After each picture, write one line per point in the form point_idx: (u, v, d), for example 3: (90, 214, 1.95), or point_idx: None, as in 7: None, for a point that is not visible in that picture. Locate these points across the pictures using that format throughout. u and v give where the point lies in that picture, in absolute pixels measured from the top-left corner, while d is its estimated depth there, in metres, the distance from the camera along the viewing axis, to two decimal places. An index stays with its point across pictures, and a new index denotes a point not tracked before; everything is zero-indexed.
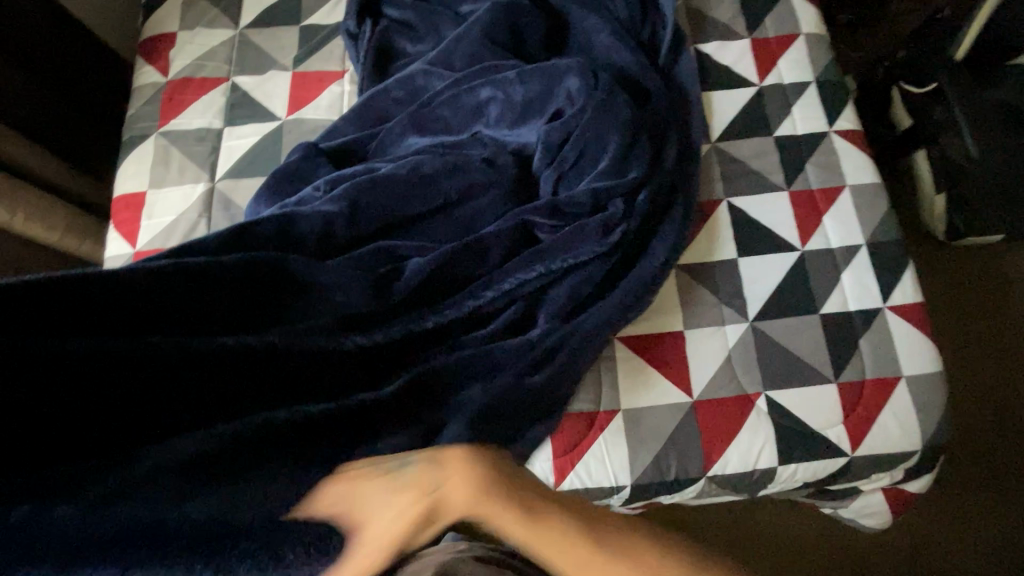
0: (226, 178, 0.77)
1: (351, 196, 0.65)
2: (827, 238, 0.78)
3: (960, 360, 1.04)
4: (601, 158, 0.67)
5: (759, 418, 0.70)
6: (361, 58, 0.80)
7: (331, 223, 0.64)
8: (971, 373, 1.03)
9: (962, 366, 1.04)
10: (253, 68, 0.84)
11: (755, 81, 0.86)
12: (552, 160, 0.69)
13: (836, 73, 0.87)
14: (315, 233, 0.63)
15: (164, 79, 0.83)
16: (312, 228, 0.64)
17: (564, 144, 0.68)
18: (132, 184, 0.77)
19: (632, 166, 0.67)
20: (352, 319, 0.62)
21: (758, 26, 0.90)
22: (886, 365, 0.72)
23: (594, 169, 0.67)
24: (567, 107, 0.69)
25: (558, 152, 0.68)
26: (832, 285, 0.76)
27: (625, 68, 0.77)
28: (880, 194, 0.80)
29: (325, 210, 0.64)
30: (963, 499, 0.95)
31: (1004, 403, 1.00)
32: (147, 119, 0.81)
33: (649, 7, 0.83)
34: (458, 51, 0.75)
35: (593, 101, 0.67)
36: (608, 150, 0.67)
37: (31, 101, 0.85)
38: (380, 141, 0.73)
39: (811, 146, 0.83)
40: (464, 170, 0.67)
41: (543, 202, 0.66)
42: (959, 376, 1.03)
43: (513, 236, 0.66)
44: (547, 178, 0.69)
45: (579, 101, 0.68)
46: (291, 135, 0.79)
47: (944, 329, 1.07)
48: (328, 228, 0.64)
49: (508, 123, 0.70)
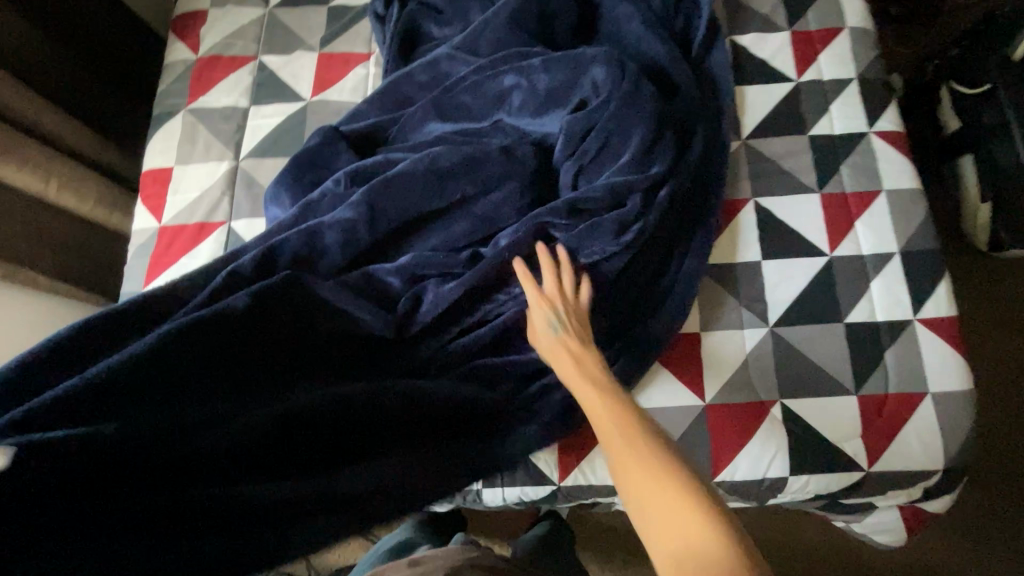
0: (250, 157, 0.78)
1: (369, 199, 0.64)
2: (859, 244, 0.75)
3: (993, 376, 1.00)
4: (623, 151, 0.65)
5: (773, 425, 0.68)
6: (387, 41, 0.79)
7: (354, 228, 0.64)
8: (1006, 390, 0.98)
9: (996, 383, 0.99)
10: (281, 48, 0.84)
11: (793, 77, 0.83)
12: (573, 152, 0.67)
13: (880, 71, 0.83)
14: (339, 244, 0.64)
15: (193, 56, 0.84)
16: (336, 239, 0.64)
17: (587, 135, 0.66)
18: (159, 160, 0.79)
19: (655, 161, 0.65)
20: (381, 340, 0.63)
21: (800, 19, 0.86)
22: (912, 380, 0.69)
23: (615, 163, 0.66)
24: (592, 97, 0.67)
25: (580, 143, 0.66)
26: (860, 293, 0.73)
27: (655, 59, 0.75)
28: (919, 200, 0.76)
29: (345, 217, 0.64)
30: (986, 520, 0.91)
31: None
32: (176, 96, 0.82)
33: None
34: (484, 37, 0.74)
35: (618, 92, 0.65)
36: (631, 144, 0.65)
37: (66, 74, 0.87)
38: (401, 126, 0.72)
39: (847, 147, 0.79)
40: (484, 158, 0.66)
41: (561, 203, 0.64)
42: (992, 393, 0.98)
43: (530, 245, 0.65)
44: (567, 170, 0.67)
45: (604, 92, 0.66)
46: (315, 116, 0.79)
47: (978, 347, 1.02)
48: (350, 234, 0.64)
49: (531, 113, 0.69)
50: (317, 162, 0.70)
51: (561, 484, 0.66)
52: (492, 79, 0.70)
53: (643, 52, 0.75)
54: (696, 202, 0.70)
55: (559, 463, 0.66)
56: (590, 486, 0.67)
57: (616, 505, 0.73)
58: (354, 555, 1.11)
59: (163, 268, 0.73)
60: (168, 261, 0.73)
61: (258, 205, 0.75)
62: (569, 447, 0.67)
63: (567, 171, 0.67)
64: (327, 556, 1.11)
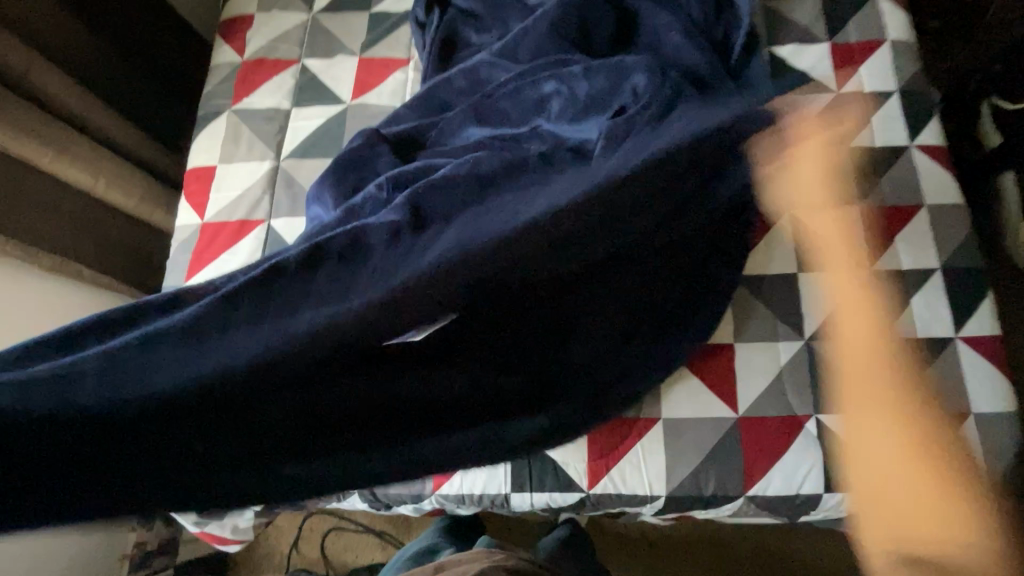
0: (290, 158, 0.79)
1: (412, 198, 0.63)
2: (899, 259, 0.73)
3: None
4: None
5: (807, 441, 0.67)
6: (427, 48, 0.81)
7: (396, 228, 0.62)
8: None
9: None
10: (323, 52, 0.86)
11: (832, 88, 0.82)
12: None
13: (923, 83, 0.82)
14: None
15: (239, 59, 0.87)
16: None
17: None
18: (204, 158, 0.81)
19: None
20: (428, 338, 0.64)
21: (840, 31, 0.85)
22: (952, 399, 0.68)
23: None
24: (632, 104, 0.66)
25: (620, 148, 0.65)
26: (899, 309, 0.71)
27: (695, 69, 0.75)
28: (962, 216, 0.75)
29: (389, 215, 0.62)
30: None
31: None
32: (222, 97, 0.84)
33: (724, 7, 0.80)
34: (524, 45, 0.74)
35: (661, 97, 0.64)
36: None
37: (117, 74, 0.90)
38: (440, 130, 0.74)
39: (888, 160, 0.78)
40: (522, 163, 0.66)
41: None
42: None
43: None
44: None
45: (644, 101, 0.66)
46: (355, 119, 0.81)
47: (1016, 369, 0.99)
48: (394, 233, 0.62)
49: (571, 120, 0.69)
50: (363, 167, 0.71)
51: (590, 492, 0.66)
52: (532, 87, 0.71)
53: (682, 61, 0.75)
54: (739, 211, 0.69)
55: (589, 470, 0.66)
56: (619, 495, 0.66)
57: (643, 515, 0.73)
58: (371, 555, 1.12)
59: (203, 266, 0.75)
60: (208, 257, 0.75)
61: (297, 204, 0.77)
62: (599, 454, 0.67)
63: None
64: (344, 555, 1.12)
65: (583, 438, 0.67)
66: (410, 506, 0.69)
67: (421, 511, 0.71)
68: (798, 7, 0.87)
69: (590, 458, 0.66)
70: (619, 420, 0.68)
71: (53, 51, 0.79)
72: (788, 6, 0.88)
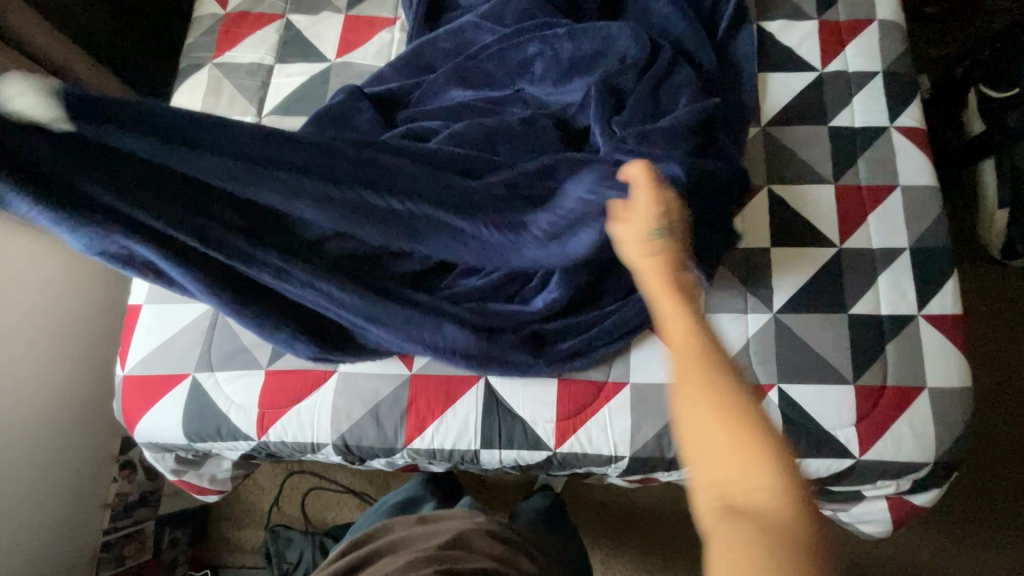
0: (272, 114, 0.79)
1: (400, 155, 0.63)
2: (869, 238, 0.75)
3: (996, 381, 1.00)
4: (662, 121, 0.66)
5: (768, 409, 0.69)
6: (413, 7, 0.80)
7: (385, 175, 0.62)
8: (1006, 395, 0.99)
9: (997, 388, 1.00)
10: (308, 7, 0.84)
11: (818, 67, 0.82)
12: (603, 113, 0.66)
13: (908, 65, 0.82)
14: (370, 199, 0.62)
15: (222, 12, 0.85)
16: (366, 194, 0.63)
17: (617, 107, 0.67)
18: (184, 111, 0.80)
19: (686, 136, 0.66)
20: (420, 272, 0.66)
21: (830, 9, 0.85)
22: (909, 374, 0.70)
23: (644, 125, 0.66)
24: (622, 79, 0.68)
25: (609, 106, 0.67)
26: (866, 286, 0.73)
27: (680, 39, 0.75)
28: (934, 197, 0.76)
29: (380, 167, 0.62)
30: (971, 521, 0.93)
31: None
32: (203, 49, 0.83)
33: None
34: (513, 7, 0.74)
35: (647, 76, 0.68)
36: (673, 113, 0.67)
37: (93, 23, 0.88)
38: (423, 91, 0.73)
39: (866, 140, 0.79)
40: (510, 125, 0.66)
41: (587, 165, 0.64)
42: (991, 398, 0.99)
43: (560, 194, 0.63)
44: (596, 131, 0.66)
45: (637, 74, 0.68)
46: (338, 78, 0.80)
47: (982, 354, 1.02)
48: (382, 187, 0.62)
49: (562, 86, 0.69)
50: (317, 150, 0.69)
51: (557, 451, 0.68)
52: (518, 49, 0.71)
53: (668, 31, 0.75)
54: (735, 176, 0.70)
55: (556, 430, 0.68)
56: (585, 455, 0.69)
57: (609, 476, 0.75)
58: (350, 513, 1.15)
59: (134, 323, 0.72)
60: None
61: None
62: (566, 415, 0.69)
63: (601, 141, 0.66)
64: (324, 512, 1.15)
65: (553, 400, 0.69)
66: (383, 460, 0.71)
67: (394, 465, 0.73)
68: None
69: (558, 418, 0.68)
70: (588, 383, 0.69)
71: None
72: None
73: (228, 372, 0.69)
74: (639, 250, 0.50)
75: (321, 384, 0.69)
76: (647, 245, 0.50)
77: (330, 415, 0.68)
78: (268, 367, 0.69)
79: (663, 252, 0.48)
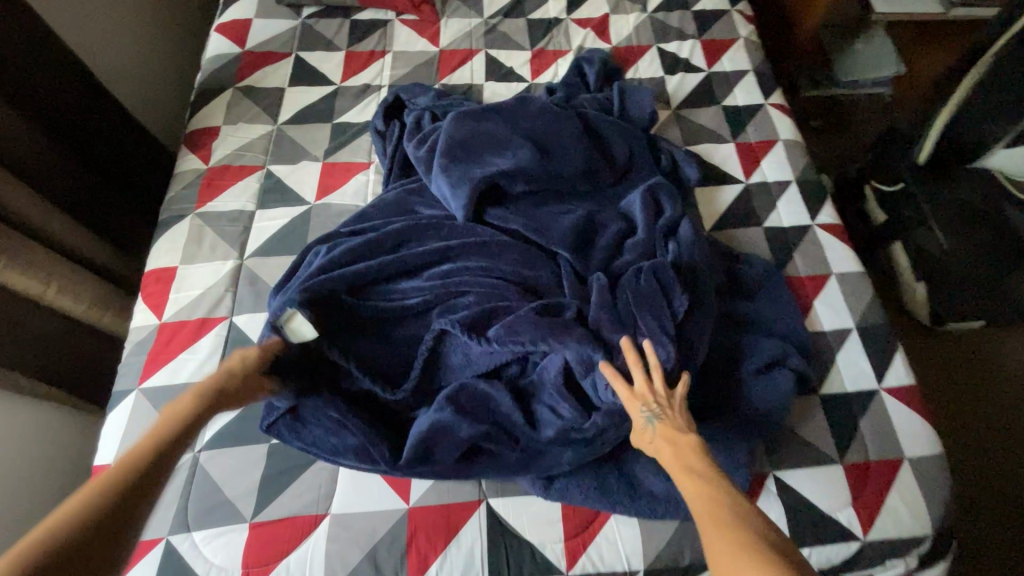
0: (254, 256, 0.82)
1: (364, 265, 0.74)
2: (821, 321, 0.83)
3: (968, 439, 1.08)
4: (623, 249, 0.77)
5: (768, 499, 0.70)
6: (390, 155, 0.89)
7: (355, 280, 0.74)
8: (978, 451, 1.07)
9: (968, 445, 1.08)
10: (287, 158, 0.92)
11: (742, 178, 0.95)
12: (583, 246, 0.77)
13: (814, 173, 0.97)
14: (339, 291, 0.73)
15: (204, 166, 0.90)
16: (336, 286, 0.73)
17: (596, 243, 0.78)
18: (164, 260, 0.81)
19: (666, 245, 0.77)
20: (383, 320, 0.73)
21: (741, 132, 1.01)
22: (888, 447, 0.74)
23: (600, 247, 0.77)
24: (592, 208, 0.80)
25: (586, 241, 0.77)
26: (828, 366, 0.79)
27: (626, 165, 0.85)
28: (863, 281, 0.86)
29: (381, 277, 0.75)
30: None
31: (1000, 486, 1.04)
32: (185, 201, 0.87)
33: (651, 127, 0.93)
34: (461, 144, 0.81)
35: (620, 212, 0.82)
36: (635, 239, 0.77)
37: (82, 189, 0.88)
38: (408, 230, 0.78)
39: (797, 237, 0.90)
40: (480, 243, 0.76)
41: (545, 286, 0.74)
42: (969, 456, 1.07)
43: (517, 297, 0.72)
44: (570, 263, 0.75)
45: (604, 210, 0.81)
46: (319, 219, 0.85)
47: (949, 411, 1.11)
48: (350, 286, 0.74)
49: (550, 215, 0.79)
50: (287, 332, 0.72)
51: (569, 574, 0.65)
52: (499, 190, 0.80)
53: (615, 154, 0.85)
54: (723, 291, 0.81)
55: (566, 552, 0.65)
56: None
57: None
58: None
59: None
60: (166, 358, 0.74)
61: (261, 299, 0.78)
62: (575, 532, 0.66)
63: (564, 260, 0.75)
64: None
65: (559, 517, 0.67)
66: None
67: None
68: (704, 113, 1.03)
69: (567, 536, 0.66)
70: None
71: (17, 162, 0.77)
72: (696, 113, 1.03)
73: (207, 530, 0.64)
74: (648, 441, 0.57)
75: (313, 528, 0.65)
76: (643, 432, 0.58)
77: (323, 565, 0.63)
78: (252, 519, 0.65)
79: (665, 433, 0.56)
